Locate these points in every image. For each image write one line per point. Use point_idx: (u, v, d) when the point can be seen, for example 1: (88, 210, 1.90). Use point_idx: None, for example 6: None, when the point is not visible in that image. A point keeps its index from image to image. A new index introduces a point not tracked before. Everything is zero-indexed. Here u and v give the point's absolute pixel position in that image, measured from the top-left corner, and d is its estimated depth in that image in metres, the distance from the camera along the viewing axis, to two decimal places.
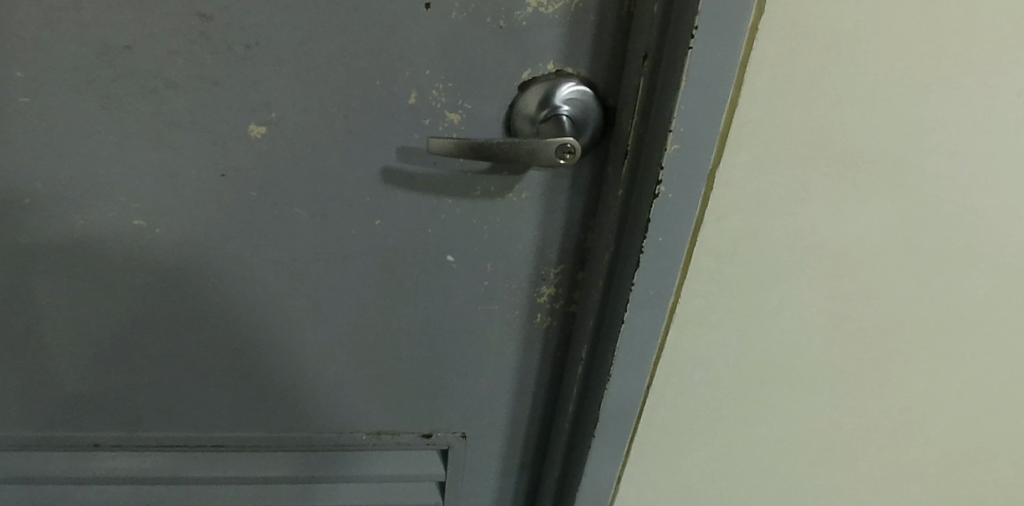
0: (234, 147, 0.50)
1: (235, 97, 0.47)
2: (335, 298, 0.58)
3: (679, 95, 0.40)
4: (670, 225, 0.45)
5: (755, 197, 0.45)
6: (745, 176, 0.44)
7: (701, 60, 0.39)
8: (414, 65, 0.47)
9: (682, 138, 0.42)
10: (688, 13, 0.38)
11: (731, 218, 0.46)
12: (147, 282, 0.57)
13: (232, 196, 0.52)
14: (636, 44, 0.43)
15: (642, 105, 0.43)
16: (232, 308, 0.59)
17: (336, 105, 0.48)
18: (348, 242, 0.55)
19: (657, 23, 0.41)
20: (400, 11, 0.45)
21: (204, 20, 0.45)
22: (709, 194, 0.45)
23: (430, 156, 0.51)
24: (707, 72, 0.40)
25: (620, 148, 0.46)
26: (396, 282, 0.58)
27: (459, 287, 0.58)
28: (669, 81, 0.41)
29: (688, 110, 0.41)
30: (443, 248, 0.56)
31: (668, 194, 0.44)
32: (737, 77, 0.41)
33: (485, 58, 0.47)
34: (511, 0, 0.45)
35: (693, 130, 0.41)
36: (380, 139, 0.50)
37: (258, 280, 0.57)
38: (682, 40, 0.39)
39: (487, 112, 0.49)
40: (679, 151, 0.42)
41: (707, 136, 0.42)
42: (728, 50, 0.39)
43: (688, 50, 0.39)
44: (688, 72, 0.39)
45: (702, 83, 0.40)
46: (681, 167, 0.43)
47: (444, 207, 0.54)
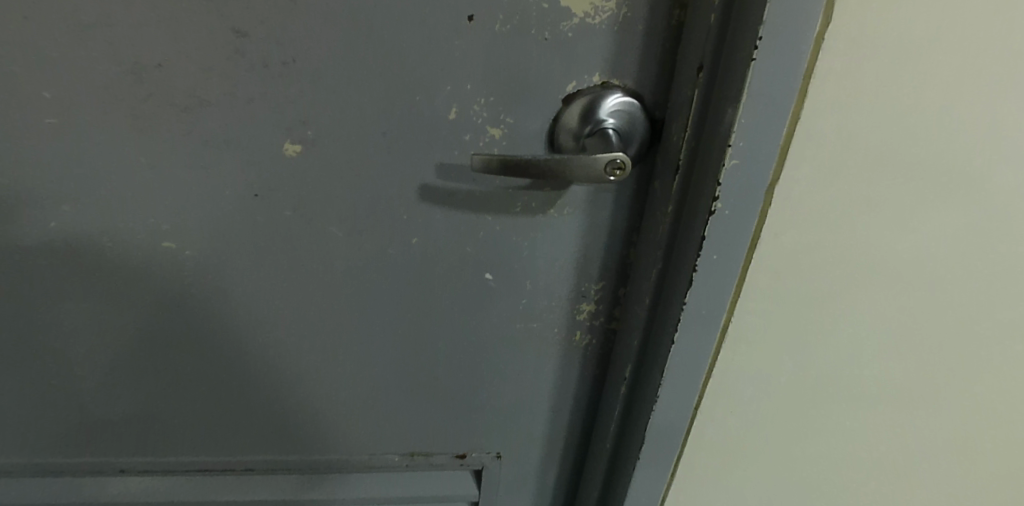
0: (268, 166, 0.48)
1: (270, 115, 0.46)
2: (370, 318, 0.57)
3: (740, 108, 0.39)
4: (726, 242, 0.43)
5: (814, 212, 0.43)
6: (806, 190, 0.42)
7: (764, 72, 0.38)
8: (455, 80, 0.45)
9: (742, 152, 0.40)
10: (752, 23, 0.37)
11: (790, 234, 0.44)
12: (176, 304, 0.55)
13: (266, 216, 0.50)
14: (691, 54, 0.41)
15: (696, 118, 0.42)
16: (263, 330, 0.57)
17: (375, 122, 0.46)
18: (384, 262, 0.53)
19: (714, 33, 0.39)
20: (442, 24, 0.43)
21: (239, 37, 0.43)
22: (767, 210, 0.43)
23: (470, 172, 0.49)
24: (770, 84, 0.38)
25: (671, 162, 0.44)
26: (431, 300, 0.56)
27: (496, 305, 0.57)
28: (727, 93, 0.39)
29: (748, 123, 0.39)
30: (481, 266, 0.54)
31: (724, 210, 0.42)
32: (801, 87, 0.39)
33: (528, 72, 0.45)
34: (557, 11, 0.43)
35: (753, 144, 0.40)
36: (419, 156, 0.48)
37: (290, 301, 0.55)
38: (743, 51, 0.38)
39: (530, 127, 0.47)
40: (738, 165, 0.40)
41: (768, 150, 0.40)
42: (793, 61, 0.38)
43: (751, 61, 0.37)
44: (750, 84, 0.38)
45: (764, 95, 0.38)
46: (740, 182, 0.41)
47: (483, 224, 0.52)
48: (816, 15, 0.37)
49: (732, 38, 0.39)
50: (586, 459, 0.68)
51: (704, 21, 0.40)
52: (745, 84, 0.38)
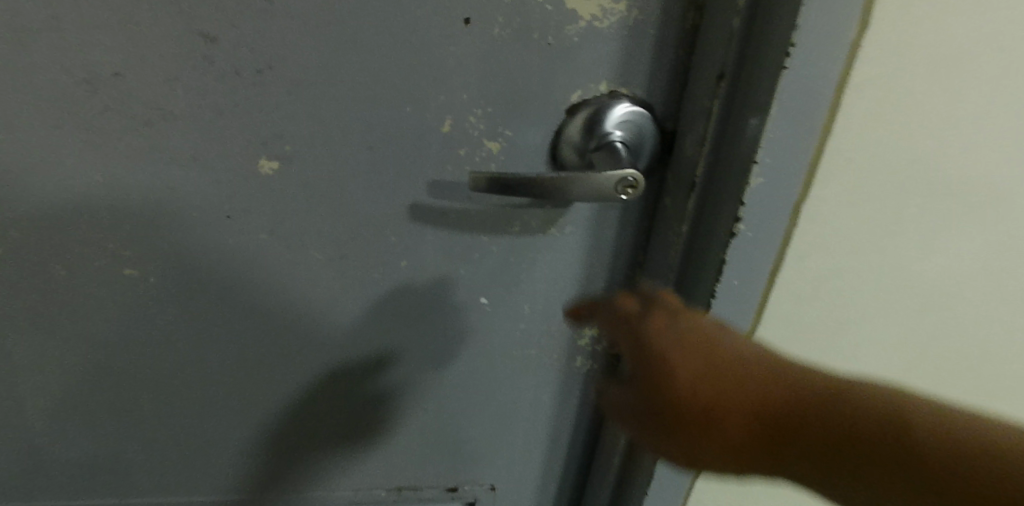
0: (242, 185, 0.43)
1: (245, 129, 0.41)
2: (354, 347, 0.52)
3: (768, 122, 0.35)
4: (749, 264, 0.40)
5: (844, 233, 0.41)
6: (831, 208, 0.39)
7: (795, 83, 0.34)
8: (449, 89, 0.41)
9: (768, 170, 0.37)
10: (784, 29, 0.33)
11: (818, 256, 0.41)
12: (138, 336, 0.50)
13: (239, 240, 0.46)
14: (705, 62, 0.38)
15: (714, 132, 0.38)
16: (236, 362, 0.52)
17: (361, 136, 0.42)
18: (370, 286, 0.49)
19: (737, 37, 0.36)
20: (434, 27, 0.39)
21: (206, 42, 0.38)
22: (793, 232, 0.40)
23: (464, 190, 0.45)
24: (801, 96, 0.35)
25: (686, 180, 0.40)
26: (422, 326, 0.52)
27: (492, 331, 0.53)
28: (752, 106, 0.36)
29: (775, 138, 0.36)
30: (476, 289, 0.50)
31: (748, 231, 0.39)
32: (834, 98, 0.36)
33: (529, 81, 0.41)
34: (562, 14, 0.39)
35: (780, 160, 0.37)
36: (410, 173, 0.44)
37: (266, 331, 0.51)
38: (773, 59, 0.34)
39: (530, 140, 0.43)
40: (764, 184, 0.37)
41: (796, 167, 0.37)
42: (825, 70, 0.34)
43: (782, 70, 0.34)
44: (780, 96, 0.35)
45: (794, 107, 0.35)
46: (765, 201, 0.38)
47: (478, 245, 0.48)
48: (852, 18, 0.33)
49: (758, 45, 0.35)
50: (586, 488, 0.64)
51: (723, 26, 0.36)
52: (774, 97, 0.35)
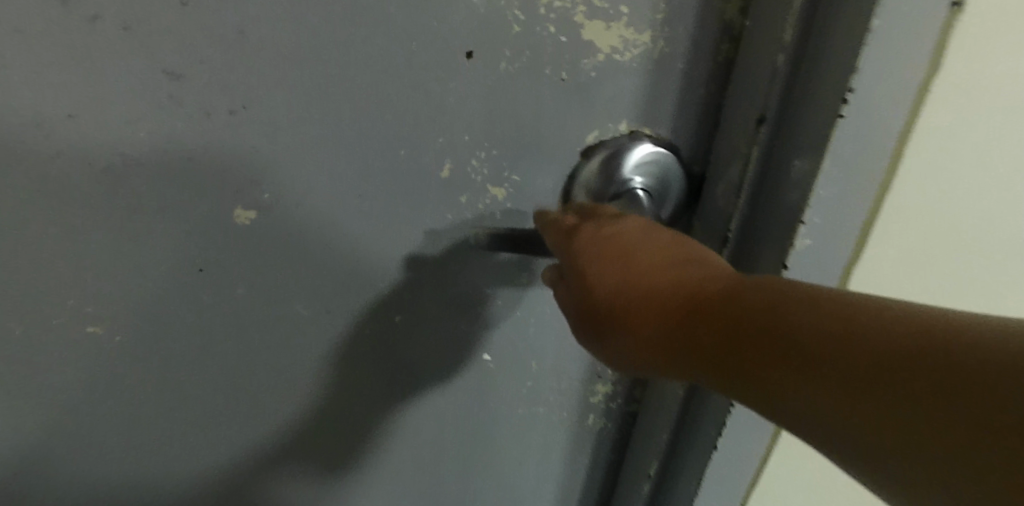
0: (218, 236, 0.39)
1: (219, 175, 0.36)
2: (345, 406, 0.47)
3: (818, 177, 0.31)
4: None
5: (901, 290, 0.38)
6: (884, 261, 0.36)
7: (852, 133, 0.30)
8: (450, 130, 0.36)
9: (816, 228, 0.33)
10: (840, 71, 0.29)
11: None
12: (101, 403, 0.43)
13: (215, 295, 0.41)
14: (743, 104, 0.33)
15: (750, 184, 0.34)
16: (214, 426, 0.46)
17: (350, 181, 0.37)
18: (363, 342, 0.44)
19: (780, 76, 0.31)
20: (433, 61, 0.34)
21: (171, 80, 0.33)
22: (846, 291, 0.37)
23: (466, 238, 0.40)
24: (857, 147, 0.30)
25: (717, 232, 0.36)
26: (419, 385, 0.47)
27: (496, 388, 0.48)
28: (800, 157, 0.31)
29: (825, 194, 0.31)
30: (479, 344, 0.46)
31: None
32: (897, 151, 0.31)
33: (541, 120, 0.36)
34: (578, 46, 0.34)
35: (831, 218, 0.33)
36: (406, 222, 0.39)
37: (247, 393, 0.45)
38: (827, 105, 0.30)
39: (541, 185, 0.39)
40: (811, 245, 0.33)
41: (849, 224, 0.33)
42: (886, 119, 0.30)
43: (837, 118, 0.29)
44: (834, 149, 0.30)
45: (849, 160, 0.31)
46: (812, 262, 0.34)
47: (481, 297, 0.43)
48: (923, 64, 0.29)
49: (807, 87, 0.31)
50: None
51: (764, 63, 0.31)
52: (826, 149, 0.30)
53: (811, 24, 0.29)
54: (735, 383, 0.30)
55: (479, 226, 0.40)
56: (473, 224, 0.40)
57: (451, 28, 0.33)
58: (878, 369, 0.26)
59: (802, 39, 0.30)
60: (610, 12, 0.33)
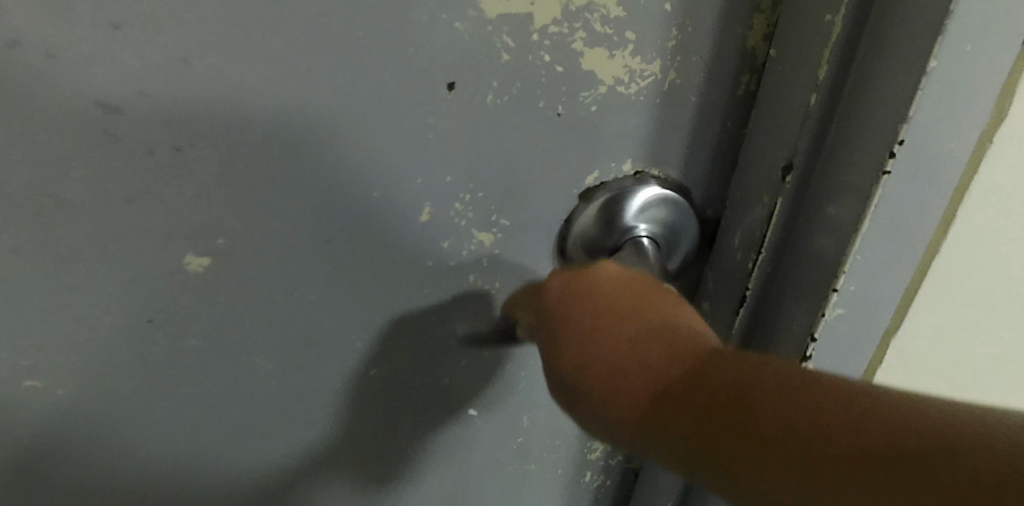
0: (165, 286, 0.34)
1: (166, 219, 0.32)
2: (317, 469, 0.42)
3: (859, 232, 0.28)
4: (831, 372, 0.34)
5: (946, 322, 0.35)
6: (917, 314, 0.34)
7: (894, 193, 0.27)
8: (430, 170, 0.32)
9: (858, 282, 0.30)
10: (884, 125, 0.26)
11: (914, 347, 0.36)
12: (36, 473, 0.36)
13: (169, 351, 0.35)
14: (767, 158, 0.30)
15: (776, 236, 0.31)
16: (172, 493, 0.40)
17: (317, 226, 0.33)
18: (335, 399, 0.40)
19: (814, 119, 0.28)
20: (412, 93, 0.30)
21: (106, 112, 0.28)
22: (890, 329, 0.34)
23: (445, 286, 0.36)
24: (898, 209, 0.28)
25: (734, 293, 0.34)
26: (397, 442, 0.42)
27: (480, 441, 0.44)
28: (835, 219, 0.29)
29: (868, 246, 0.29)
30: (462, 397, 0.42)
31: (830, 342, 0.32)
32: (944, 216, 0.31)
33: (534, 160, 0.32)
34: (577, 78, 0.30)
35: (866, 285, 0.30)
36: (381, 271, 0.35)
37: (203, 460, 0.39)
38: (868, 162, 0.27)
39: (532, 231, 0.34)
40: (843, 313, 0.31)
41: (896, 273, 0.31)
42: (930, 179, 0.28)
43: (882, 176, 0.27)
44: (875, 211, 0.28)
45: (898, 211, 0.28)
46: (852, 312, 0.31)
47: (464, 347, 0.39)
48: (977, 123, 0.27)
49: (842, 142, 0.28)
50: None
51: (791, 117, 0.29)
52: (867, 211, 0.28)
53: (846, 74, 0.27)
54: (722, 467, 0.27)
55: (463, 275, 0.36)
56: (456, 272, 0.35)
57: (432, 56, 0.29)
58: (887, 462, 0.23)
59: (837, 90, 0.27)
60: (615, 40, 0.29)
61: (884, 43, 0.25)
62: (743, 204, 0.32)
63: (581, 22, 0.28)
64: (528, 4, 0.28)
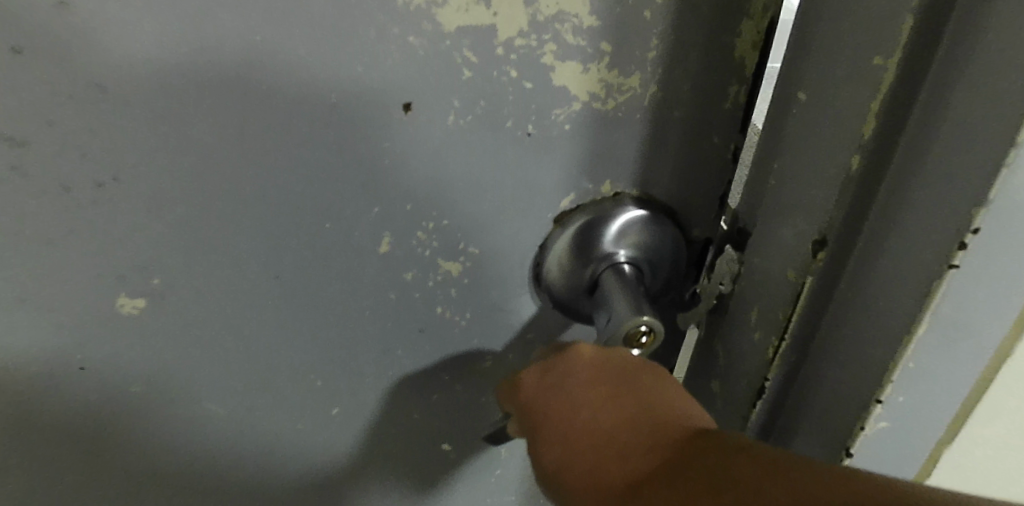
0: (96, 335, 0.30)
1: (91, 262, 0.28)
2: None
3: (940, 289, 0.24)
4: (913, 427, 0.29)
5: None
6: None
7: (960, 291, 0.24)
8: (388, 196, 0.29)
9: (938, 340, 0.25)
10: (967, 180, 0.22)
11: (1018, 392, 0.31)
12: None
13: (104, 401, 0.32)
14: (793, 224, 0.28)
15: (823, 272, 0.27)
16: None
17: (264, 261, 0.30)
18: (295, 443, 0.36)
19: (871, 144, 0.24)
20: (363, 114, 0.26)
21: (12, 146, 0.25)
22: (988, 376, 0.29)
23: (412, 322, 0.33)
24: (986, 270, 0.24)
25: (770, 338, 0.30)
26: (366, 480, 0.39)
27: (457, 477, 0.41)
28: (898, 271, 0.25)
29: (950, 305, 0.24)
30: (435, 435, 0.38)
31: (907, 399, 0.27)
32: None
33: (503, 184, 0.29)
34: (548, 93, 0.27)
35: (949, 346, 0.26)
36: (338, 307, 0.32)
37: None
38: (930, 256, 0.24)
39: (504, 259, 0.31)
40: (915, 379, 0.27)
41: (990, 320, 0.26)
42: None
43: (969, 232, 0.22)
44: (935, 311, 0.24)
45: (993, 261, 0.23)
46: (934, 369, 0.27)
47: (436, 385, 0.36)
48: None
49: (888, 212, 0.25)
50: None
51: (825, 181, 0.26)
52: (947, 271, 0.23)
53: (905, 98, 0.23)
54: None
55: (430, 308, 0.32)
56: (423, 305, 0.32)
57: (384, 74, 0.26)
58: None
59: (875, 154, 0.24)
60: (588, 51, 0.26)
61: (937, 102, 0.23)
62: (765, 275, 0.30)
63: (551, 33, 0.25)
64: (490, 14, 0.25)
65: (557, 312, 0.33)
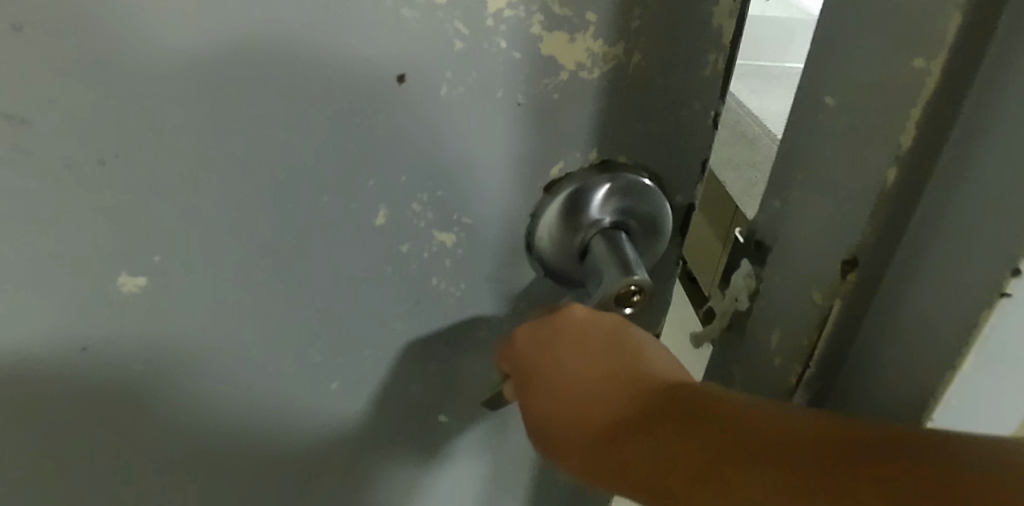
0: (98, 314, 0.30)
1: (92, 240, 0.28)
2: (284, 485, 0.40)
3: None
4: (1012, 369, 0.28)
5: None
6: None
7: None
8: (384, 169, 0.30)
9: None
10: None
11: None
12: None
13: (106, 380, 0.32)
14: (838, 237, 0.31)
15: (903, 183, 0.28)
16: None
17: (262, 236, 0.30)
18: (297, 416, 0.37)
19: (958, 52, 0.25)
20: (358, 87, 0.27)
21: (13, 124, 0.25)
22: None
23: (409, 293, 0.34)
24: None
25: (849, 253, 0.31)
26: (367, 453, 0.40)
27: (454, 448, 0.42)
28: (995, 188, 0.25)
29: None
30: (433, 406, 0.39)
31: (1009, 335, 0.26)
32: None
33: (494, 153, 0.30)
34: (537, 63, 0.28)
35: None
36: (337, 281, 0.32)
37: (159, 488, 0.37)
38: (995, 238, 0.25)
39: (497, 228, 0.32)
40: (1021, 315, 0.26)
41: None
42: None
43: None
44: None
45: None
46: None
47: (433, 356, 0.37)
48: None
49: (965, 149, 0.27)
50: None
51: (912, 92, 0.27)
52: None
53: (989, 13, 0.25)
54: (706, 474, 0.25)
55: (426, 279, 0.33)
56: (419, 277, 0.33)
57: (378, 47, 0.26)
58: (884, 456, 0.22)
59: (960, 64, 0.26)
60: (575, 22, 0.27)
61: (979, 126, 0.26)
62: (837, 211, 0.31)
63: (539, 4, 0.26)
64: None
65: (548, 280, 0.34)
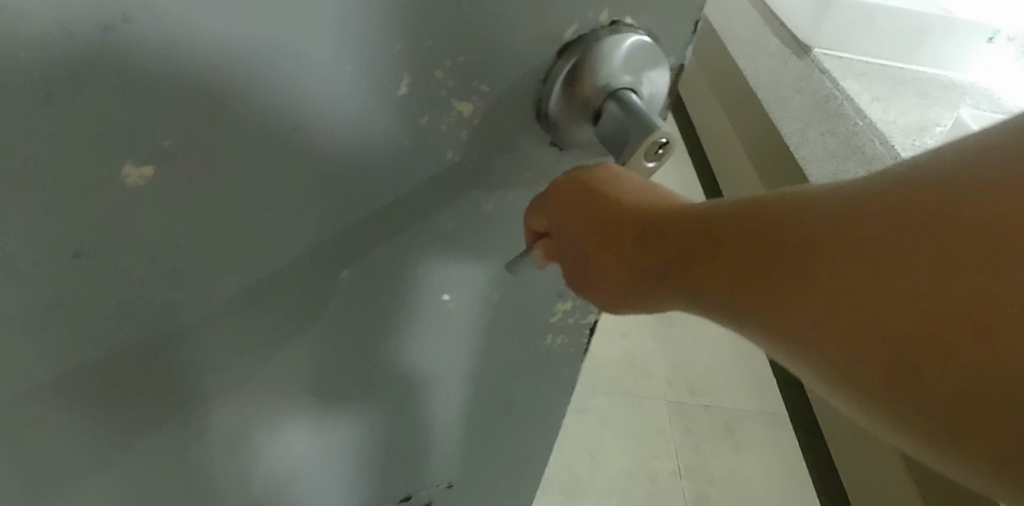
0: (100, 211, 0.27)
1: (98, 131, 0.25)
2: (288, 382, 0.40)
3: None
4: None
5: None
6: None
7: None
8: (410, 33, 0.28)
9: None
10: None
11: None
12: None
13: (113, 289, 0.29)
14: None
15: None
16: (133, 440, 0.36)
17: (283, 114, 0.28)
18: (309, 308, 0.37)
19: None
20: None
21: None
22: None
23: (425, 168, 0.33)
24: None
25: None
26: (370, 337, 0.41)
27: (454, 328, 0.44)
28: None
29: None
30: (437, 286, 0.40)
31: None
32: None
33: (517, 16, 0.30)
34: None
35: None
36: (355, 158, 0.31)
37: (162, 400, 0.35)
38: None
39: (511, 96, 0.33)
40: None
41: None
42: None
43: None
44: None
45: None
46: None
47: (442, 233, 0.37)
48: None
49: None
50: (539, 457, 0.61)
51: None
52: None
53: None
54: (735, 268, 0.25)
55: (442, 153, 0.33)
56: (435, 150, 0.33)
57: None
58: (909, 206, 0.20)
59: None
60: None
61: None
62: None
63: None
64: None
65: (555, 147, 0.36)
